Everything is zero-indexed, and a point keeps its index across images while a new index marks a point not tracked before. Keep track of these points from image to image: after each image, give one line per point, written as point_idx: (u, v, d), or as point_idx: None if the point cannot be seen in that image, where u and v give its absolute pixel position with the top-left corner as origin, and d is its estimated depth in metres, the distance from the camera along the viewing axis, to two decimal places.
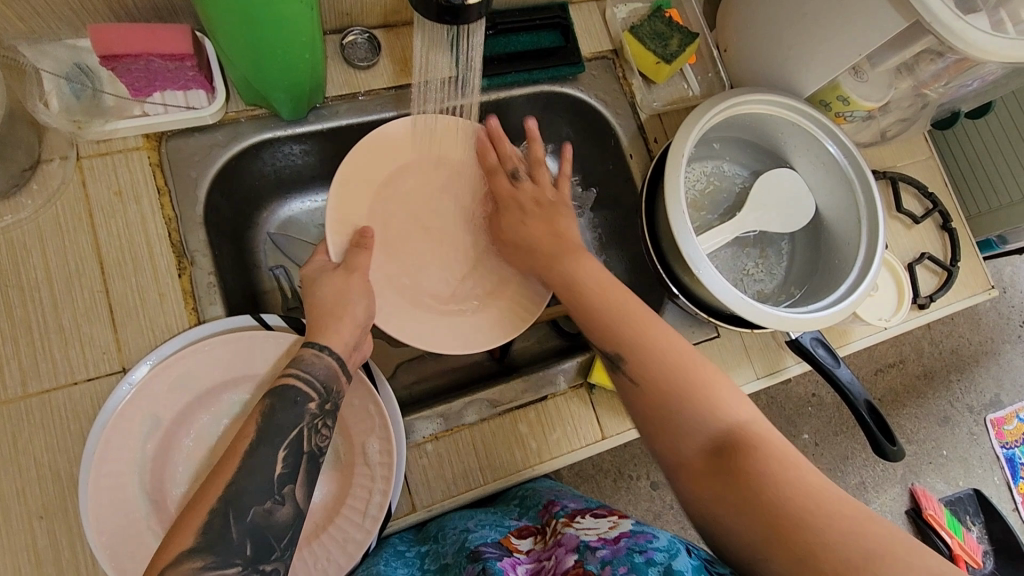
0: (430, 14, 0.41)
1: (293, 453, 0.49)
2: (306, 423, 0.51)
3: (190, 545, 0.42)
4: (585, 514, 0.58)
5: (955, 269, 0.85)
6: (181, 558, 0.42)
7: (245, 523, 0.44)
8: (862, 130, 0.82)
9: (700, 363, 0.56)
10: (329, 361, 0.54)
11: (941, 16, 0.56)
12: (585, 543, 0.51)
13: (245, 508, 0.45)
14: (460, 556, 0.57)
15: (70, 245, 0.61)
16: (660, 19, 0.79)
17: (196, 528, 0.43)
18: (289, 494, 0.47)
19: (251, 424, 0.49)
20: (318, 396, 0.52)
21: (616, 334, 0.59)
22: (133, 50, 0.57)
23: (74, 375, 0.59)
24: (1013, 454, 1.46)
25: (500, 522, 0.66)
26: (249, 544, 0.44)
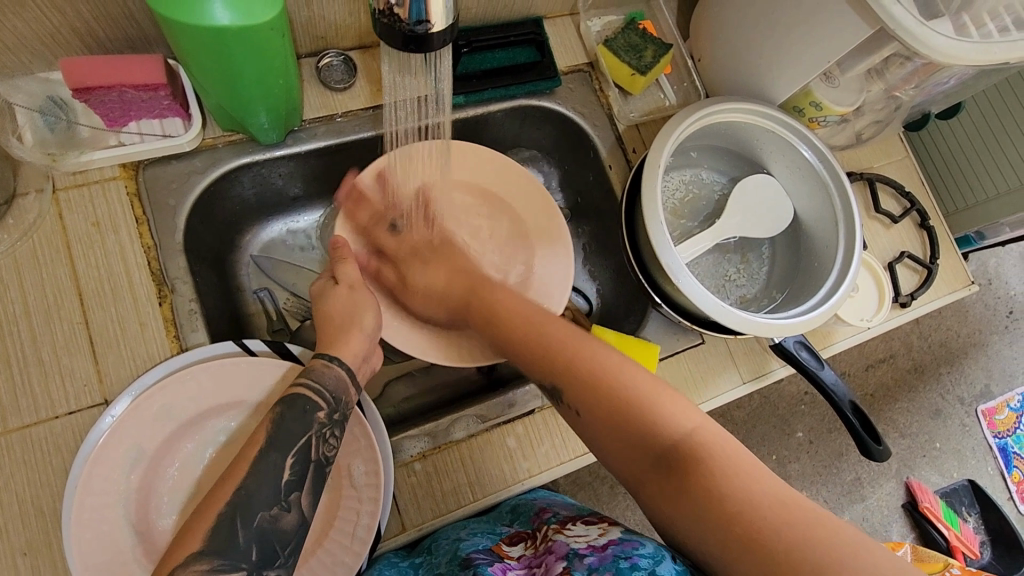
0: (394, 44, 0.41)
1: (299, 461, 0.49)
2: (314, 433, 0.51)
3: (197, 548, 0.42)
4: (576, 522, 0.60)
5: (934, 266, 0.86)
6: (188, 562, 0.41)
7: (252, 529, 0.44)
8: (837, 133, 0.83)
9: (643, 377, 0.53)
10: (338, 372, 0.56)
11: (904, 23, 0.57)
12: (574, 552, 0.53)
13: (253, 513, 0.45)
14: (452, 564, 0.58)
15: (48, 278, 0.61)
16: (634, 32, 0.80)
17: (206, 530, 0.43)
18: (295, 502, 0.47)
19: (261, 432, 0.49)
20: (327, 405, 0.53)
21: (552, 362, 0.57)
22: (104, 82, 0.58)
23: (55, 410, 0.58)
24: (1005, 443, 1.47)
25: (493, 530, 0.68)
26: (255, 549, 0.44)
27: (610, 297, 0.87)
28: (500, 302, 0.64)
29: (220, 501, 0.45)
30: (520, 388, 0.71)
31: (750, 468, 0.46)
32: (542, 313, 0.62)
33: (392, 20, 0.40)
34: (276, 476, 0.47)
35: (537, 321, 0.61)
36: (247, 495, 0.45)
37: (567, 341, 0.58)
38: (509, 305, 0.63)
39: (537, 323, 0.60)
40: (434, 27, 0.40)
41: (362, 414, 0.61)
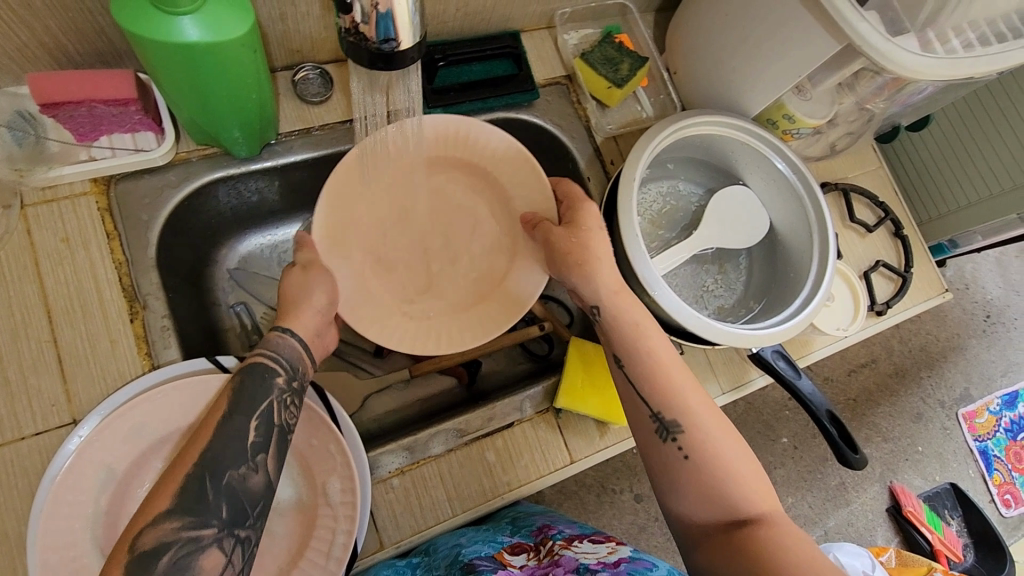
0: (361, 63, 0.41)
1: (264, 424, 0.49)
2: (276, 397, 0.50)
3: (166, 507, 0.42)
4: (582, 539, 0.61)
5: (909, 275, 0.88)
6: (159, 519, 0.41)
7: (220, 486, 0.44)
8: (811, 144, 0.84)
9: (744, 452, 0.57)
10: (294, 343, 0.55)
11: (870, 40, 0.58)
12: (585, 567, 0.53)
13: (221, 471, 0.44)
14: (454, 568, 0.58)
15: (16, 296, 0.60)
16: (610, 45, 0.81)
17: (175, 489, 0.43)
18: (262, 463, 0.47)
19: (222, 398, 0.49)
20: (286, 372, 0.53)
21: (675, 399, 0.58)
22: (73, 97, 0.57)
23: (21, 431, 0.57)
24: (986, 446, 1.49)
25: (493, 539, 0.66)
26: (225, 507, 0.44)
27: None
28: (639, 325, 0.62)
29: (188, 464, 0.44)
30: (500, 401, 0.71)
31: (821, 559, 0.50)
32: (670, 349, 0.62)
33: (360, 39, 0.39)
34: (237, 441, 0.46)
35: (663, 354, 0.61)
36: (211, 454, 0.45)
37: (688, 384, 0.59)
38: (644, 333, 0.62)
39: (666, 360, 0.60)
40: (402, 45, 0.40)
41: (337, 430, 0.60)
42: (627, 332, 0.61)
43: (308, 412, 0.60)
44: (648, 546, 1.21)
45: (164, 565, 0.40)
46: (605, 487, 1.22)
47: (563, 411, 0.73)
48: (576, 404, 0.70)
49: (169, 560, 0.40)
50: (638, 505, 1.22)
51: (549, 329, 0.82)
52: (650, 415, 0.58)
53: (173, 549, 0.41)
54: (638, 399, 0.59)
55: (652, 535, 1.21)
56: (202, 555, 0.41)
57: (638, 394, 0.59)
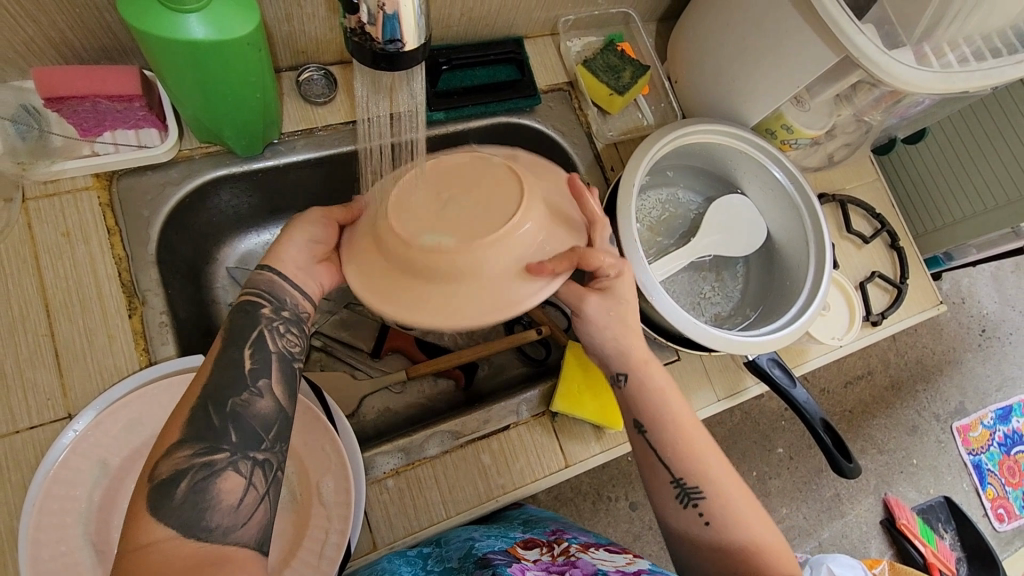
0: (365, 63, 0.41)
1: (259, 352, 0.49)
2: (264, 326, 0.50)
3: (178, 438, 0.43)
4: (598, 547, 0.61)
5: (904, 286, 0.88)
6: (172, 449, 0.43)
7: (226, 411, 0.45)
8: (810, 154, 0.85)
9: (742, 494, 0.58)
10: (272, 276, 0.52)
11: (867, 51, 0.59)
12: (603, 573, 0.54)
13: (224, 399, 0.46)
14: (467, 562, 0.57)
15: (15, 289, 0.60)
16: (613, 53, 0.82)
17: (183, 422, 0.44)
18: (265, 387, 0.48)
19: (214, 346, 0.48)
20: (272, 303, 0.51)
21: (696, 464, 0.58)
22: (78, 92, 0.57)
23: (16, 424, 0.57)
24: (980, 460, 1.50)
25: (506, 534, 0.67)
26: (233, 432, 0.45)
27: None
28: (661, 392, 0.61)
29: (193, 398, 0.46)
30: (496, 404, 0.71)
31: None
32: (690, 412, 0.61)
33: (365, 40, 0.40)
34: (239, 368, 0.47)
35: (668, 402, 0.60)
36: (214, 384, 0.46)
37: (695, 440, 0.59)
38: (663, 398, 0.60)
39: (665, 406, 0.60)
40: (407, 46, 0.40)
41: (332, 429, 0.60)
42: (649, 399, 0.60)
43: (304, 408, 0.60)
44: (643, 556, 1.20)
45: (182, 491, 0.42)
46: (600, 494, 1.22)
47: (559, 415, 0.73)
48: (571, 407, 0.70)
49: (186, 486, 0.42)
50: (633, 514, 1.21)
51: (547, 333, 0.82)
52: (672, 480, 0.58)
53: (190, 475, 0.42)
54: (658, 463, 0.59)
55: (647, 543, 1.21)
56: (219, 479, 0.43)
57: (660, 458, 0.59)
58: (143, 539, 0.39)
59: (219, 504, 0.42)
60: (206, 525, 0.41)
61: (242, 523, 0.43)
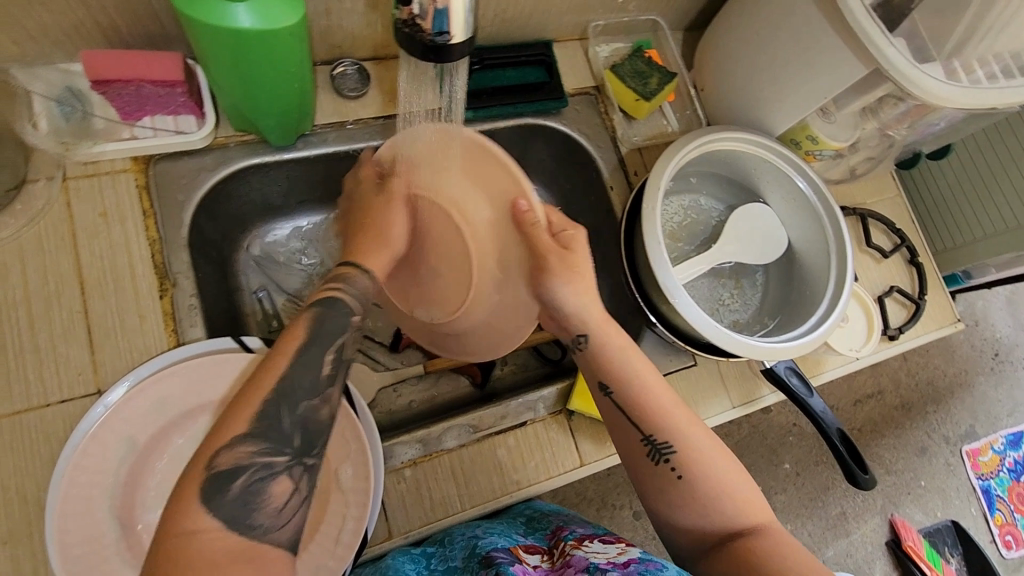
0: (413, 54, 0.43)
1: (336, 359, 0.50)
2: (349, 335, 0.52)
3: (243, 431, 0.43)
4: (593, 539, 0.60)
5: (922, 302, 0.88)
6: (234, 443, 0.43)
7: (296, 415, 0.46)
8: (832, 167, 0.86)
9: (715, 450, 0.58)
10: (366, 284, 0.57)
11: (896, 64, 0.59)
12: (595, 565, 0.52)
13: (296, 402, 0.46)
14: (471, 562, 0.58)
15: (52, 265, 0.61)
16: (640, 59, 0.83)
17: (251, 415, 0.44)
18: (331, 396, 0.48)
19: (297, 327, 0.50)
20: (359, 310, 0.54)
21: (664, 421, 0.58)
22: (125, 75, 0.60)
23: (47, 397, 0.58)
24: (989, 485, 1.48)
25: (509, 534, 0.66)
26: (297, 436, 0.45)
27: None
28: (626, 357, 0.61)
29: (262, 391, 0.45)
30: (513, 400, 0.72)
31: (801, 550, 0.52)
32: (654, 371, 0.62)
33: (414, 31, 0.41)
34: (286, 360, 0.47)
35: (638, 365, 0.61)
36: (290, 383, 0.46)
37: (666, 401, 0.60)
38: (625, 358, 0.61)
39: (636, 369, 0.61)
40: (454, 39, 0.41)
41: (355, 415, 0.61)
42: (614, 361, 0.61)
43: None
44: None
45: (239, 486, 0.42)
46: (605, 502, 1.21)
47: (575, 414, 0.73)
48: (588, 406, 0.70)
49: (242, 483, 0.42)
50: (637, 523, 1.21)
51: None
52: (642, 439, 0.58)
53: (249, 473, 0.42)
54: (628, 423, 0.59)
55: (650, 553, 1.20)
56: (275, 482, 0.43)
57: (628, 418, 0.59)
58: (193, 527, 0.40)
59: (266, 505, 0.43)
60: (252, 526, 0.42)
61: (281, 524, 0.43)
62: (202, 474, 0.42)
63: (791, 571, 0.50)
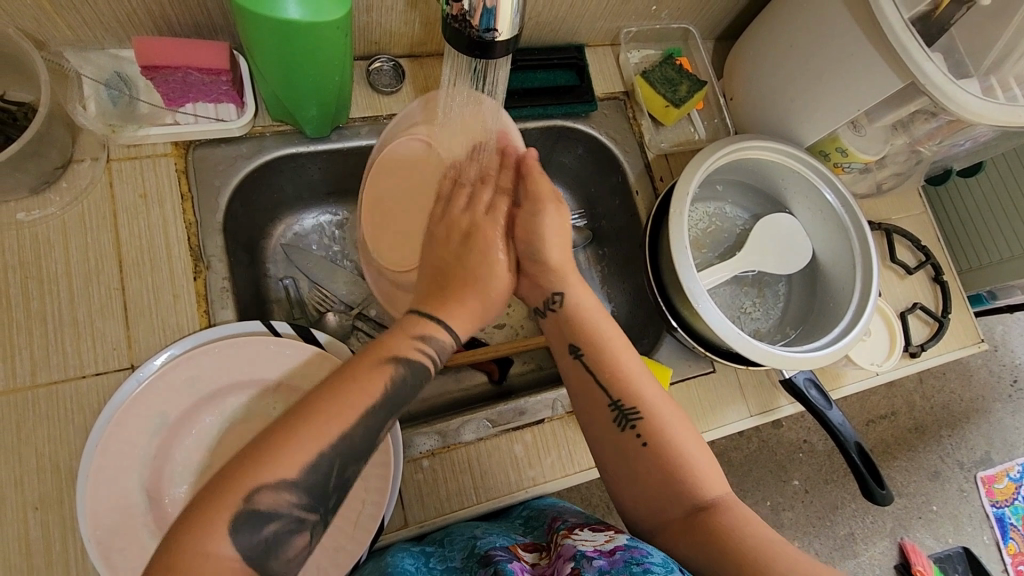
0: (460, 49, 0.44)
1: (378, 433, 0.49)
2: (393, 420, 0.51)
3: (292, 479, 0.43)
4: (583, 527, 0.58)
5: (946, 320, 0.87)
6: (279, 486, 0.43)
7: (340, 477, 0.46)
8: (860, 181, 0.85)
9: (681, 423, 0.58)
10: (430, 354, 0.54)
11: (933, 79, 0.60)
12: (582, 553, 0.50)
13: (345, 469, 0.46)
14: (469, 561, 0.56)
15: (92, 242, 0.63)
16: (671, 66, 0.83)
17: (301, 465, 0.44)
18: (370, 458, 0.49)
19: (376, 383, 0.49)
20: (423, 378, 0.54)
21: (632, 386, 0.58)
22: (173, 62, 0.60)
23: (83, 369, 0.60)
24: (1003, 513, 1.45)
25: (507, 534, 0.64)
26: (332, 497, 0.46)
27: (623, 320, 0.89)
28: (592, 319, 0.62)
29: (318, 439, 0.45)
30: (532, 397, 0.73)
31: (765, 532, 0.52)
32: (623, 336, 0.62)
33: (463, 26, 0.43)
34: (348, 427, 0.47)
35: (604, 328, 0.61)
36: (351, 439, 0.46)
37: (633, 367, 0.59)
38: (596, 322, 0.61)
39: (607, 331, 0.61)
40: (500, 36, 0.43)
41: None
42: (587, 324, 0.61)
43: None
44: None
45: (267, 532, 0.42)
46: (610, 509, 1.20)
47: None
48: None
49: (273, 529, 0.42)
50: None
51: None
52: (609, 403, 0.58)
53: (281, 521, 0.43)
54: (595, 387, 0.59)
55: None
56: (297, 535, 0.44)
57: (596, 381, 0.59)
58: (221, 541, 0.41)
59: (283, 551, 0.43)
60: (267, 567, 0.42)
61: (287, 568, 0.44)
62: (237, 508, 0.42)
63: (756, 545, 0.50)
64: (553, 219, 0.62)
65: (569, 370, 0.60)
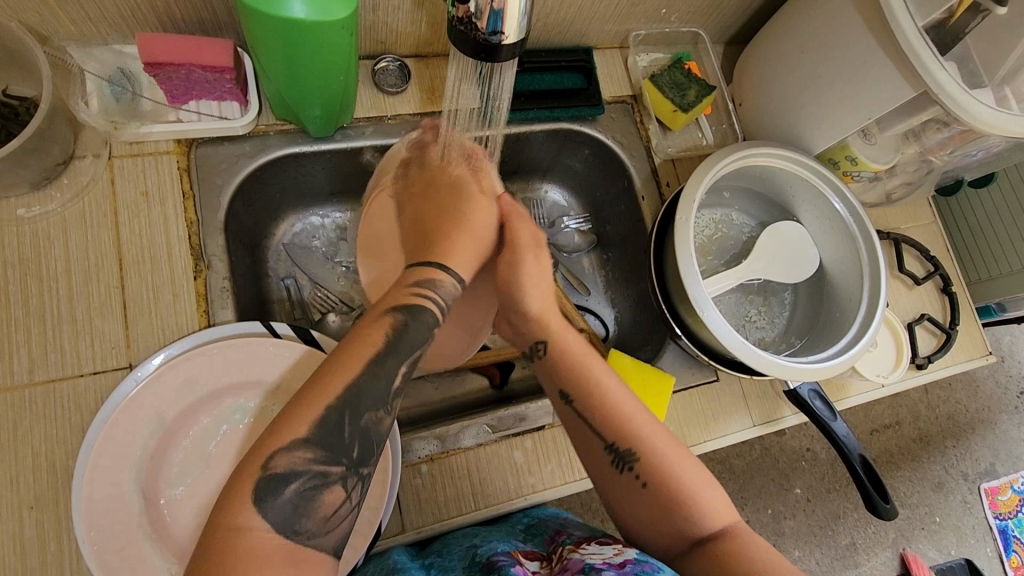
0: (465, 52, 0.44)
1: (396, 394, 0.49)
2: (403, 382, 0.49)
3: (305, 435, 0.43)
4: (591, 541, 0.57)
5: (954, 332, 0.86)
6: (293, 446, 0.42)
7: (358, 425, 0.45)
8: (869, 190, 0.84)
9: (683, 458, 0.56)
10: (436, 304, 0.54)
11: (947, 88, 0.58)
12: (590, 566, 0.49)
13: (361, 411, 0.46)
14: (469, 569, 0.56)
15: (92, 239, 0.62)
16: (679, 70, 0.82)
17: (314, 420, 0.44)
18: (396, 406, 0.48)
19: (379, 333, 0.49)
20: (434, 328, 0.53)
21: (627, 428, 0.57)
22: (177, 59, 0.60)
23: (80, 368, 0.59)
24: (1007, 525, 1.44)
25: (507, 541, 0.63)
26: (356, 446, 0.45)
27: (626, 326, 0.88)
28: (582, 363, 0.60)
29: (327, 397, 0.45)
30: (533, 403, 0.72)
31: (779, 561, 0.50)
32: (615, 376, 0.60)
33: (469, 29, 0.42)
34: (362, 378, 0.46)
35: (594, 370, 0.60)
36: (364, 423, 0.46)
37: (626, 409, 0.58)
38: (585, 363, 0.60)
39: (598, 374, 0.59)
40: (506, 39, 0.42)
41: None
42: (576, 368, 0.60)
43: None
44: None
45: (292, 492, 0.41)
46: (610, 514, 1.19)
47: None
48: None
49: (295, 489, 0.42)
50: None
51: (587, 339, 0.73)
52: (604, 447, 0.57)
53: (302, 479, 0.42)
54: (589, 432, 0.57)
55: None
56: (326, 490, 0.43)
57: (589, 427, 0.57)
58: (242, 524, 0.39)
59: (316, 512, 0.42)
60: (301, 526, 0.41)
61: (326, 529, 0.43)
62: (257, 473, 0.41)
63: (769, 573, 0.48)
64: (531, 267, 0.63)
65: (562, 417, 0.59)
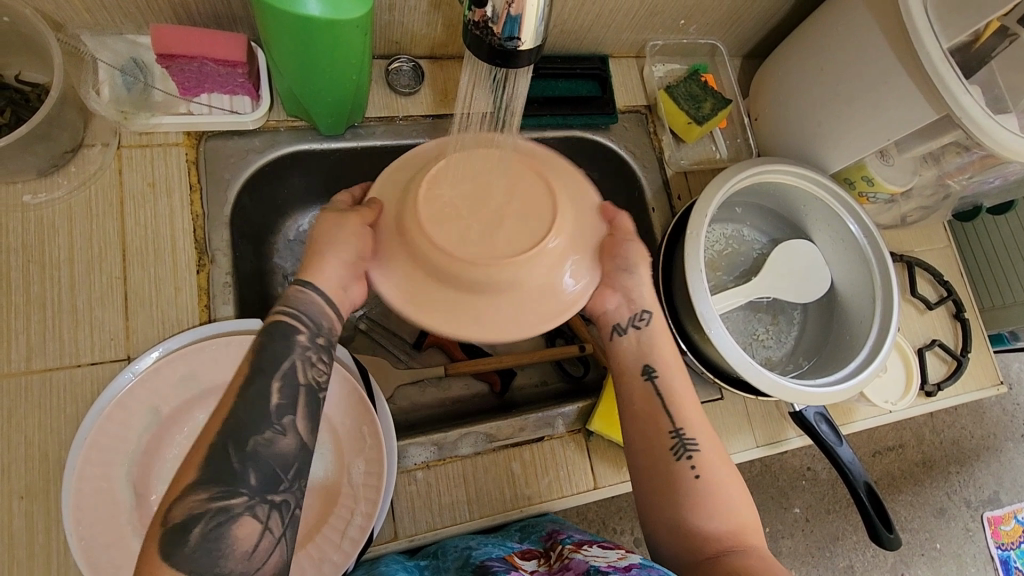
0: (480, 56, 0.43)
1: (286, 386, 0.46)
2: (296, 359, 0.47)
3: (194, 480, 0.41)
4: (592, 544, 0.55)
5: (965, 359, 0.85)
6: (187, 492, 0.41)
7: (245, 453, 0.43)
8: (883, 212, 0.82)
9: (728, 464, 0.59)
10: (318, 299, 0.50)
11: (971, 112, 0.57)
12: (596, 569, 0.48)
13: (246, 438, 0.43)
14: (463, 572, 0.54)
15: (97, 229, 0.62)
16: (695, 82, 0.81)
17: (200, 462, 0.42)
18: (289, 425, 0.45)
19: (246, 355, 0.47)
20: (308, 329, 0.49)
21: (692, 420, 0.59)
22: (190, 51, 0.60)
23: (78, 358, 0.59)
24: (1009, 556, 1.41)
25: (504, 543, 0.62)
26: (253, 474, 0.43)
27: None
28: (667, 350, 0.62)
29: (212, 432, 0.43)
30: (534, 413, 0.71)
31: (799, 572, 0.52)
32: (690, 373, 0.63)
33: (485, 33, 0.41)
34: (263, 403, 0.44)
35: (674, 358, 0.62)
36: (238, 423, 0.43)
37: (695, 401, 0.60)
38: (669, 350, 0.62)
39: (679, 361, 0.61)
40: (523, 45, 0.41)
41: (374, 415, 0.61)
42: (662, 354, 0.61)
43: (350, 387, 0.61)
44: None
45: (197, 537, 0.40)
46: (605, 525, 1.17)
47: (594, 435, 0.72)
48: (610, 430, 0.69)
49: (199, 533, 0.40)
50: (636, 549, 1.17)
51: (590, 351, 0.82)
52: (671, 431, 0.59)
53: (203, 522, 0.40)
54: (662, 413, 0.59)
55: None
56: (236, 527, 0.41)
57: (665, 408, 0.59)
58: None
59: (233, 552, 0.41)
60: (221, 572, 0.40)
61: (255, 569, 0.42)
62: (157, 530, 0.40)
63: None
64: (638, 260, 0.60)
65: (640, 392, 0.60)
